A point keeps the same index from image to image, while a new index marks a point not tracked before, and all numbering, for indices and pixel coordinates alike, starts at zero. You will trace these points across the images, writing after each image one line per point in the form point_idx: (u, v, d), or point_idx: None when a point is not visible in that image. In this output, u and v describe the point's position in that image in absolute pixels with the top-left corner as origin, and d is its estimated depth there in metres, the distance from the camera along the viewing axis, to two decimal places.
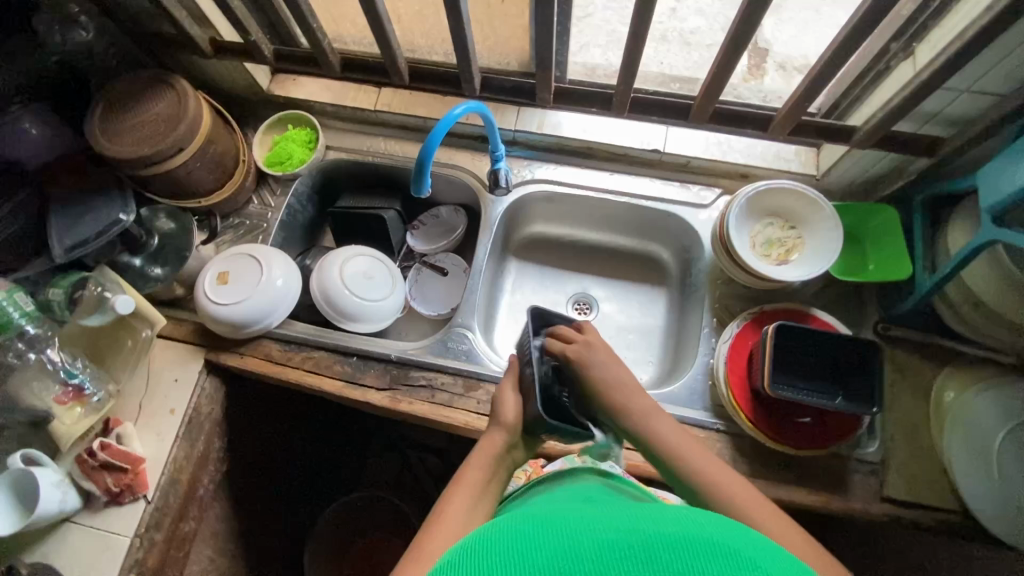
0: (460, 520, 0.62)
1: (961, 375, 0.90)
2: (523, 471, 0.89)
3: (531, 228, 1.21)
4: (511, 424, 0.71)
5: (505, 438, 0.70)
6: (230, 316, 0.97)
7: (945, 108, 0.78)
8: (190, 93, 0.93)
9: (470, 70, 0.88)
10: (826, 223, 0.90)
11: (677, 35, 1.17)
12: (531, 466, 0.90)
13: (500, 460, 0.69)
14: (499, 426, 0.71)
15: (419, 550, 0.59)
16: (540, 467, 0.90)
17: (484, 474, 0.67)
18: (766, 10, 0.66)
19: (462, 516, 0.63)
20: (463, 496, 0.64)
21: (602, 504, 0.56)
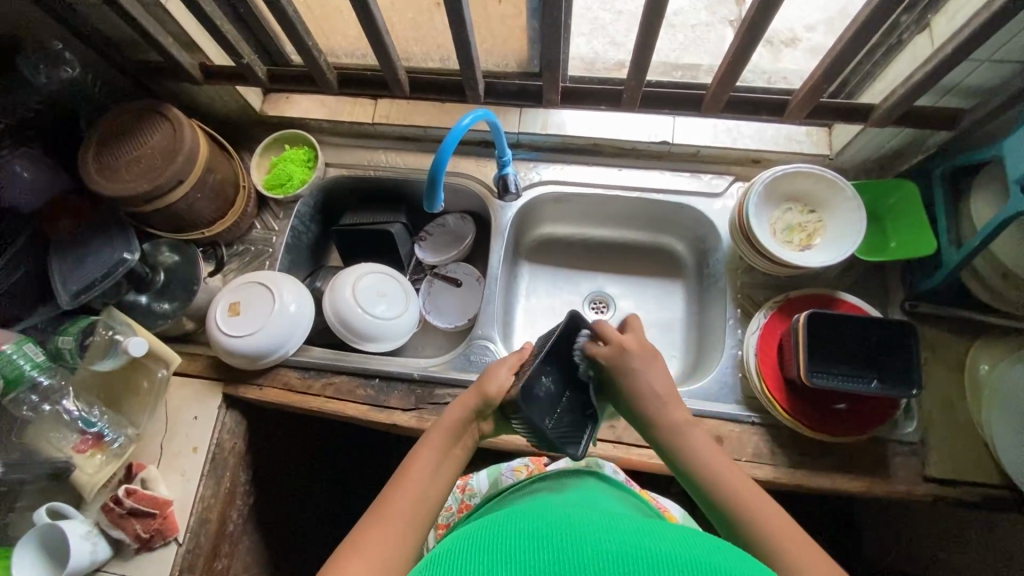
0: (424, 483, 0.62)
1: (995, 347, 0.89)
2: (524, 467, 0.87)
3: (540, 230, 1.19)
4: (490, 396, 0.69)
5: (480, 406, 0.69)
6: (246, 348, 0.95)
7: (964, 79, 0.76)
8: (185, 122, 0.90)
9: (473, 77, 0.85)
10: (847, 204, 0.88)
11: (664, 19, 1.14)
12: (532, 462, 0.88)
13: (468, 426, 0.68)
14: (476, 393, 0.70)
15: (383, 509, 0.59)
16: (542, 464, 0.87)
17: (451, 440, 0.67)
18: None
19: (427, 479, 0.63)
20: (430, 459, 0.64)
21: (606, 512, 0.53)
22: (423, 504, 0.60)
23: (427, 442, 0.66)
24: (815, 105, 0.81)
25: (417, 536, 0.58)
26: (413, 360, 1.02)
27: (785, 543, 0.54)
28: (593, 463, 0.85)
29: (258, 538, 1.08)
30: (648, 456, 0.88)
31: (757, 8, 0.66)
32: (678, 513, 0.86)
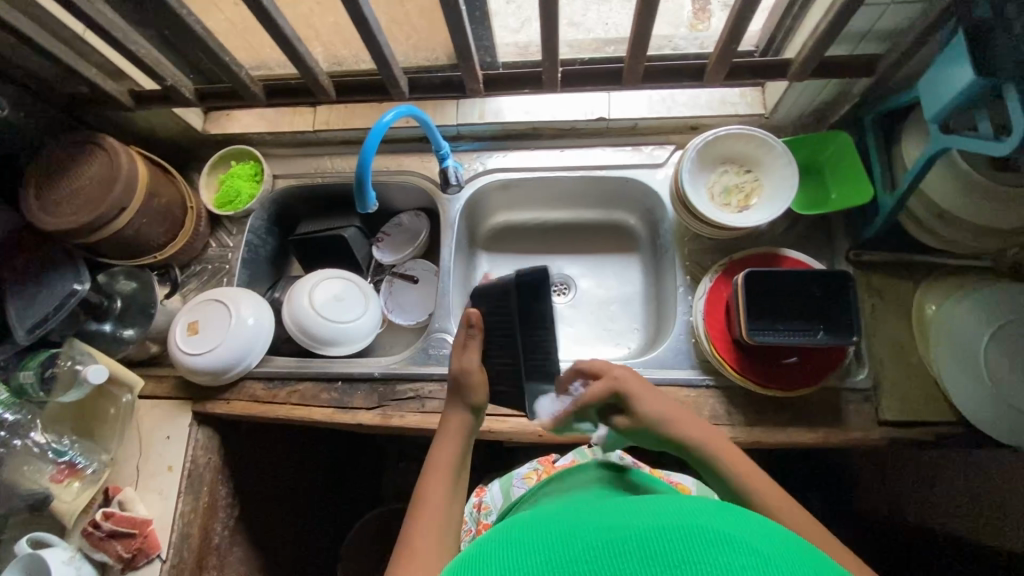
0: (440, 510, 0.63)
1: (941, 286, 0.90)
2: (535, 471, 0.93)
3: (494, 219, 1.20)
4: (475, 402, 0.73)
5: (471, 418, 0.73)
6: (208, 365, 0.97)
7: (875, 24, 0.77)
8: (119, 149, 0.91)
9: (392, 73, 0.85)
10: (779, 160, 0.88)
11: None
12: (542, 465, 0.93)
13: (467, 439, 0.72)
14: (464, 404, 0.73)
15: (412, 542, 0.60)
16: (550, 465, 0.93)
17: (453, 457, 0.69)
18: None
19: (444, 501, 0.64)
20: (441, 485, 0.65)
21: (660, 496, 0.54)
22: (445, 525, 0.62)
23: (432, 468, 0.67)
24: (730, 67, 0.82)
25: (447, 558, 0.60)
26: (375, 359, 1.03)
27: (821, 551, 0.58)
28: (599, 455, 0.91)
29: (248, 548, 1.10)
30: None
31: None
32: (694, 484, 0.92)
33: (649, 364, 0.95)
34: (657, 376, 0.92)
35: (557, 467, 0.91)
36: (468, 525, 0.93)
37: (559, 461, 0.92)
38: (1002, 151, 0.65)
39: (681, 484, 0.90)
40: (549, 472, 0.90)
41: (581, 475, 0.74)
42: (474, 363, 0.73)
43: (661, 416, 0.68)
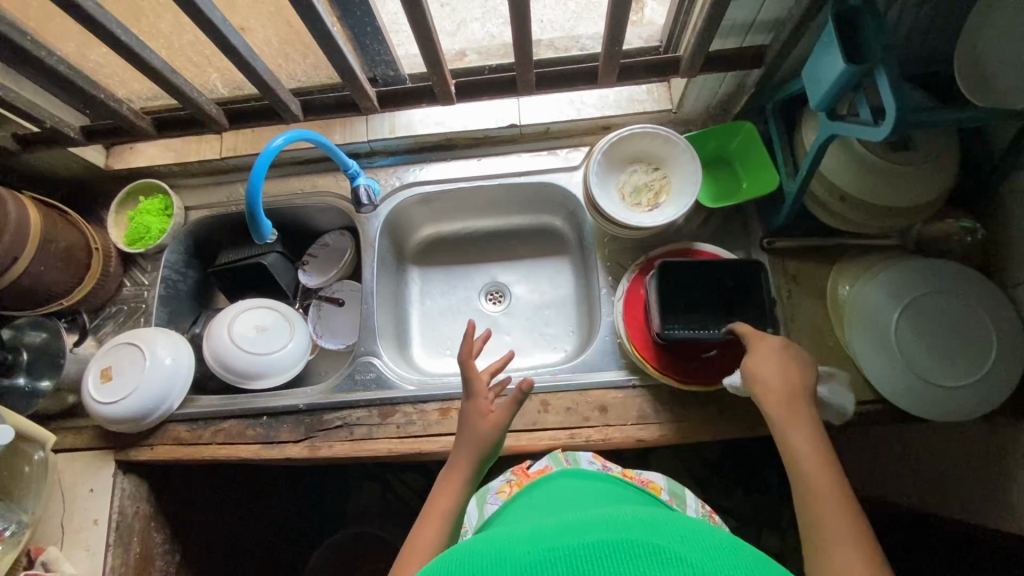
0: (434, 538, 0.63)
1: (851, 269, 0.91)
2: (508, 484, 0.86)
3: (421, 233, 1.18)
4: (493, 425, 0.72)
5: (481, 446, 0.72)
6: (125, 413, 0.93)
7: (758, 17, 0.77)
8: (7, 196, 0.87)
9: (280, 98, 0.84)
10: (683, 155, 0.88)
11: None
12: (514, 476, 0.86)
13: (472, 465, 0.71)
14: (483, 422, 0.73)
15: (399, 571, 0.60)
16: (524, 473, 0.86)
17: (456, 492, 0.68)
18: None
19: (443, 534, 0.64)
20: (438, 518, 0.65)
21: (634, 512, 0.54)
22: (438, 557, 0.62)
23: (435, 498, 0.68)
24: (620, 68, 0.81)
25: None
26: (303, 389, 1.01)
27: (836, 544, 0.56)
28: (572, 459, 0.85)
29: None
30: (536, 438, 0.89)
31: None
32: (661, 480, 0.90)
33: (576, 369, 0.95)
34: (583, 381, 0.92)
35: (532, 475, 0.84)
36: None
37: (534, 468, 0.85)
38: (881, 134, 0.66)
39: (650, 482, 0.88)
40: (522, 483, 0.83)
41: (549, 484, 0.75)
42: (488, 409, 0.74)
43: (771, 376, 0.69)
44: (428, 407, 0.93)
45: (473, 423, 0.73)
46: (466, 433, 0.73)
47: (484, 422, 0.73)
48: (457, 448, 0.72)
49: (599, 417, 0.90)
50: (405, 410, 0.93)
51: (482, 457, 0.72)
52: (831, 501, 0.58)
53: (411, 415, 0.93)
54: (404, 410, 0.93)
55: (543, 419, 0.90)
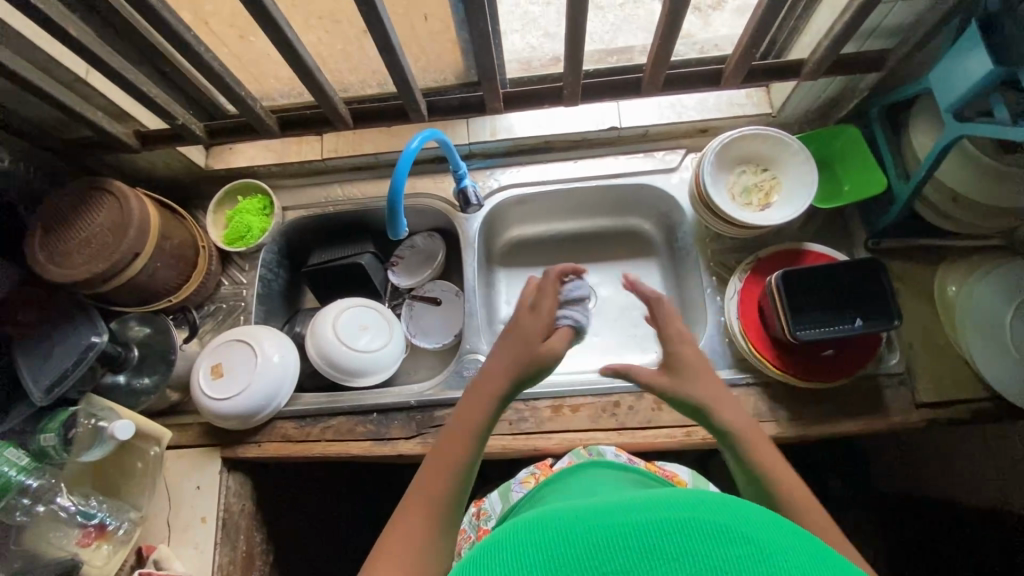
0: (452, 474, 0.61)
1: (959, 268, 0.92)
2: (532, 476, 0.88)
3: (509, 234, 1.19)
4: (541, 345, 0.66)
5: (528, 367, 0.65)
6: (236, 410, 0.93)
7: (883, 21, 0.80)
8: (129, 193, 0.87)
9: (413, 97, 0.83)
10: (796, 157, 0.90)
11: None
12: (539, 469, 0.88)
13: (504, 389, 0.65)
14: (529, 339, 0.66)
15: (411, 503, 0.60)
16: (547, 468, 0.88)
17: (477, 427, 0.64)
18: None
19: (453, 478, 0.61)
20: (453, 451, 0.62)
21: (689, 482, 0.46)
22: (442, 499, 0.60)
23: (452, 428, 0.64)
24: (748, 70, 0.83)
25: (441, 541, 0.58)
26: (407, 387, 1.01)
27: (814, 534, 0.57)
28: (595, 452, 0.85)
29: None
30: (653, 436, 0.90)
31: None
32: (688, 474, 0.90)
33: None
34: None
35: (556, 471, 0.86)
36: (466, 533, 0.89)
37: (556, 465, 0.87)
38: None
39: (675, 475, 0.88)
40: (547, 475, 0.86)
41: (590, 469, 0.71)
42: (545, 327, 0.67)
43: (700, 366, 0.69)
44: (540, 404, 0.93)
45: (523, 333, 0.67)
46: (513, 343, 0.67)
47: (548, 342, 0.66)
48: (496, 357, 0.67)
49: None
50: (517, 407, 0.94)
51: (509, 389, 0.66)
52: (794, 481, 0.61)
53: (523, 412, 0.93)
54: (515, 407, 0.94)
55: (658, 417, 0.91)
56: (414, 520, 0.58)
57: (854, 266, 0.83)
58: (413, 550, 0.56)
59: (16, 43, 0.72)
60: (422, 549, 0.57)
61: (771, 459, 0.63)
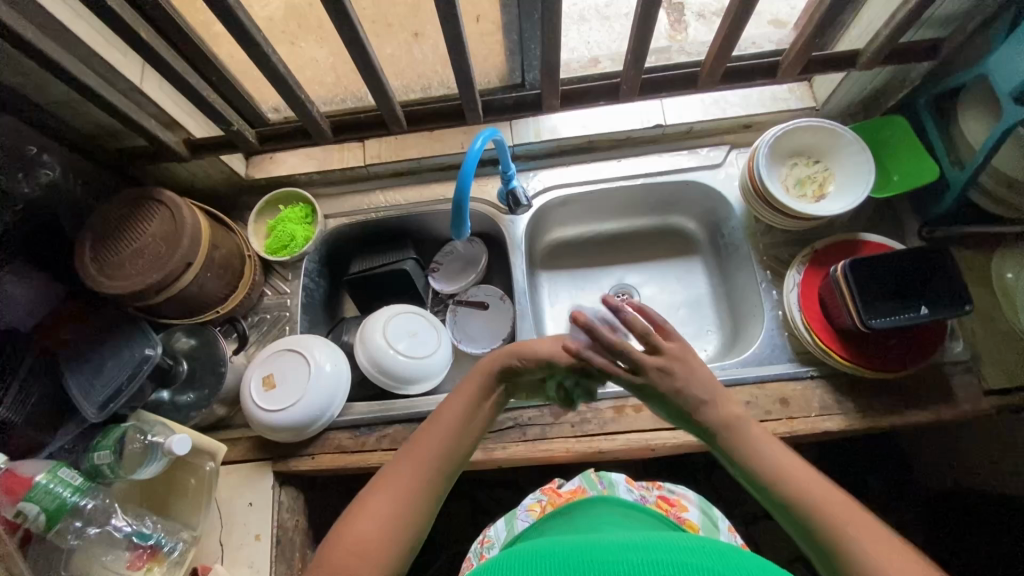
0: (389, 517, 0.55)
1: (1015, 253, 0.92)
2: (539, 503, 0.91)
3: (549, 236, 1.18)
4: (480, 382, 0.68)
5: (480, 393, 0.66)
6: (291, 421, 0.90)
7: (938, 10, 0.81)
8: (181, 203, 0.86)
9: (473, 98, 0.82)
10: (851, 147, 0.90)
11: (594, 12, 1.17)
12: (546, 496, 0.91)
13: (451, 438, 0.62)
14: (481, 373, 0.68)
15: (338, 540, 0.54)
16: (554, 495, 0.91)
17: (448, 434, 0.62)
18: None
19: (392, 536, 0.55)
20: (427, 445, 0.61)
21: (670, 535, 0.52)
22: (412, 487, 0.58)
23: (426, 428, 0.63)
24: (806, 62, 0.84)
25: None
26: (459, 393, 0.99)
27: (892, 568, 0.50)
28: (606, 480, 0.91)
29: None
30: None
31: None
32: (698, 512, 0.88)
33: (749, 362, 0.93)
34: (760, 373, 0.91)
35: (562, 496, 0.90)
36: (470, 560, 0.91)
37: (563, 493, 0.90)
38: None
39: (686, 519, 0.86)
40: (553, 503, 0.88)
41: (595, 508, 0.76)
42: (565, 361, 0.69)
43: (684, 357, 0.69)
44: (602, 405, 0.91)
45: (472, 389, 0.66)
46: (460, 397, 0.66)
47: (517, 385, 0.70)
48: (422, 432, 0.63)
49: (782, 409, 0.88)
50: (578, 408, 0.92)
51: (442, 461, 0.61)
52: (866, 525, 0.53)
53: (585, 414, 0.91)
54: (577, 408, 0.92)
55: None
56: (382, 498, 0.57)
57: (917, 252, 0.82)
58: (375, 523, 0.55)
59: (76, 49, 0.71)
60: (384, 523, 0.55)
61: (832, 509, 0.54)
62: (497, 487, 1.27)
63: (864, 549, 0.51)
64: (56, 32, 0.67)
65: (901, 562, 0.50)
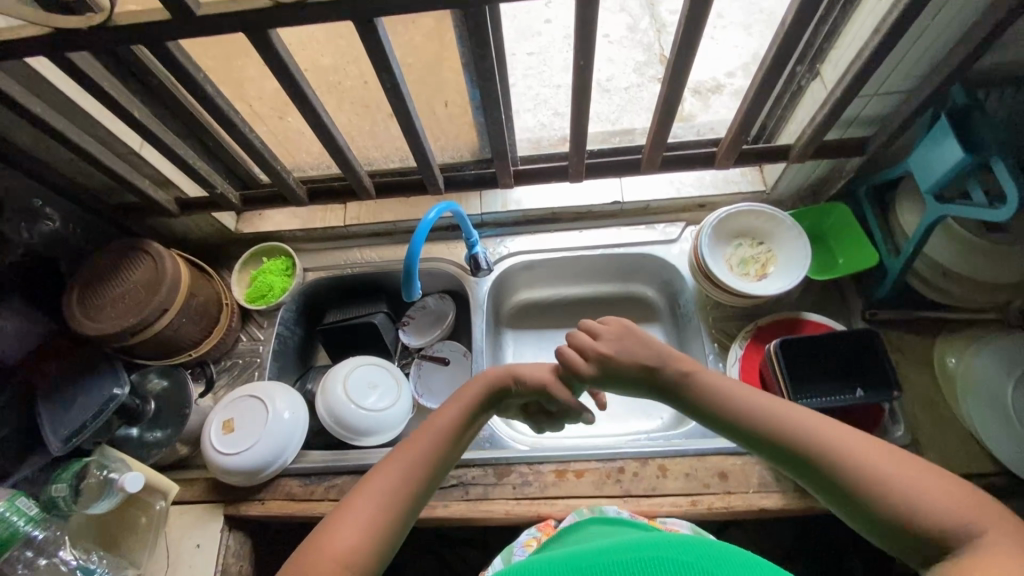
0: (361, 531, 0.59)
1: (956, 340, 0.95)
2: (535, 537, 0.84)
3: (517, 297, 1.23)
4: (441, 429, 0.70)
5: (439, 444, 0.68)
6: (246, 465, 0.94)
7: (861, 112, 0.87)
8: (165, 254, 0.94)
9: (432, 173, 0.90)
10: (789, 232, 0.95)
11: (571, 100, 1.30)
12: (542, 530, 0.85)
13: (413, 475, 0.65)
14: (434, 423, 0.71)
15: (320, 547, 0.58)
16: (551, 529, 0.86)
17: (415, 463, 0.66)
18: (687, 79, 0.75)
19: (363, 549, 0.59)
20: (395, 472, 0.65)
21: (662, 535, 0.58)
22: (386, 508, 0.62)
23: (392, 458, 0.66)
24: (738, 154, 0.91)
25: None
26: None
27: (874, 463, 0.57)
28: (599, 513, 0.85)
29: None
30: (658, 504, 0.89)
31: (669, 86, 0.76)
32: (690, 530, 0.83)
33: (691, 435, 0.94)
34: (701, 446, 0.93)
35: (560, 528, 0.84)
36: None
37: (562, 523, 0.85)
38: (1005, 216, 0.72)
39: None
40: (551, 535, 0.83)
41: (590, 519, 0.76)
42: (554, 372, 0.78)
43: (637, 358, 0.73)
44: (544, 468, 0.93)
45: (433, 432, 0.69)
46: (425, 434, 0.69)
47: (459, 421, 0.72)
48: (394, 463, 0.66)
49: (720, 483, 0.89)
50: (521, 470, 0.94)
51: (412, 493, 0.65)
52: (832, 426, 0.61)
53: (527, 476, 0.93)
54: (520, 470, 0.94)
55: (663, 484, 0.90)
56: (355, 512, 0.61)
57: (847, 337, 0.86)
58: (354, 537, 0.59)
59: (83, 121, 0.81)
60: (364, 539, 0.59)
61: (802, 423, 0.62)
62: (455, 546, 1.25)
63: (882, 468, 0.56)
64: (65, 107, 0.78)
65: (889, 459, 0.57)
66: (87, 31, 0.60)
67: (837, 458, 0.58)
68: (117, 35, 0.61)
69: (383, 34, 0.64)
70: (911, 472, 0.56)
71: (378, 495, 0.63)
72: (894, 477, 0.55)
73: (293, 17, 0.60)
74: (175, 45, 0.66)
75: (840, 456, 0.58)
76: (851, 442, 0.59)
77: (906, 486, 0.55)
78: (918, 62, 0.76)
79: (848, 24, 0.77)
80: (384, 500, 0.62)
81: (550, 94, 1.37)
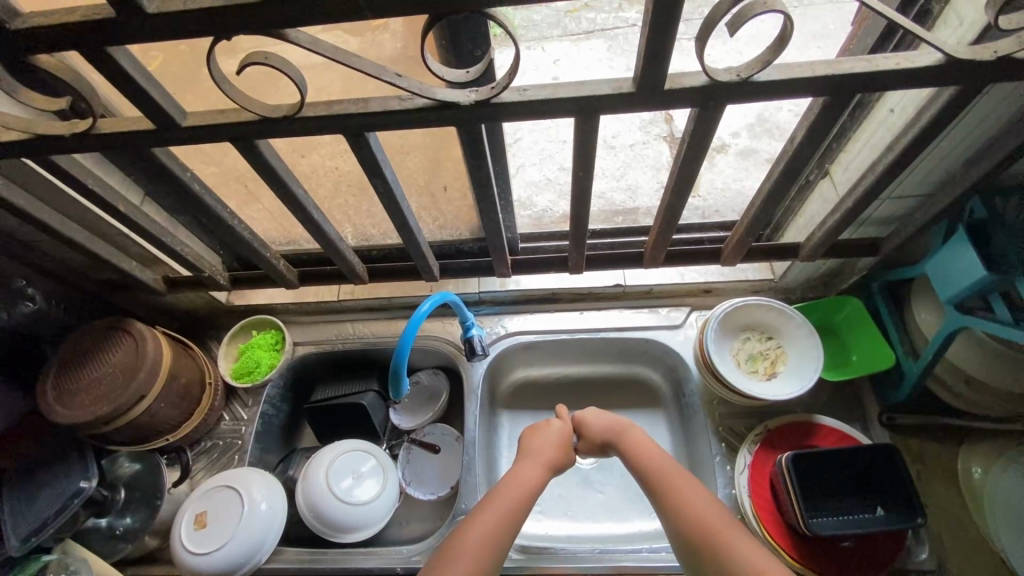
0: None
1: (982, 451, 0.88)
2: None
3: (514, 376, 1.18)
4: (494, 519, 0.70)
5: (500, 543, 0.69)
6: (215, 566, 0.88)
7: (875, 212, 0.83)
8: (148, 336, 0.91)
9: (426, 262, 0.87)
10: (800, 330, 0.91)
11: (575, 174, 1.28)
12: None
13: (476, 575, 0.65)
14: (485, 510, 0.71)
15: None
16: None
17: (507, 513, 0.71)
18: (689, 191, 0.72)
19: None
20: (492, 518, 0.70)
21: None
22: (485, 553, 0.67)
23: (484, 505, 0.72)
24: (745, 250, 0.88)
25: None
26: (395, 547, 0.95)
27: (699, 517, 0.67)
28: None
29: None
30: None
31: (671, 198, 0.73)
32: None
33: None
34: None
35: None
36: None
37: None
38: None
39: None
40: None
41: None
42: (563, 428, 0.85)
43: (615, 426, 0.83)
44: None
45: (484, 526, 0.69)
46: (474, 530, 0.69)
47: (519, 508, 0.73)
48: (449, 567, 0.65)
49: None
50: None
51: None
52: (690, 482, 0.72)
53: None
54: None
55: None
56: (458, 553, 0.67)
57: (864, 452, 0.81)
58: None
59: (71, 208, 0.80)
60: None
61: (667, 475, 0.73)
62: None
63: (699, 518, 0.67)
64: (52, 196, 0.76)
65: (711, 516, 0.67)
66: (70, 138, 0.59)
67: (676, 505, 0.70)
68: (100, 142, 0.59)
69: (375, 145, 0.62)
70: (727, 529, 0.66)
71: (477, 539, 0.68)
72: (706, 531, 0.66)
73: (281, 129, 0.58)
74: (162, 149, 0.64)
75: (676, 502, 0.70)
76: (695, 497, 0.69)
77: (712, 539, 0.65)
78: (929, 174, 0.73)
79: (858, 130, 0.75)
80: (481, 545, 0.68)
81: (556, 148, 1.35)
